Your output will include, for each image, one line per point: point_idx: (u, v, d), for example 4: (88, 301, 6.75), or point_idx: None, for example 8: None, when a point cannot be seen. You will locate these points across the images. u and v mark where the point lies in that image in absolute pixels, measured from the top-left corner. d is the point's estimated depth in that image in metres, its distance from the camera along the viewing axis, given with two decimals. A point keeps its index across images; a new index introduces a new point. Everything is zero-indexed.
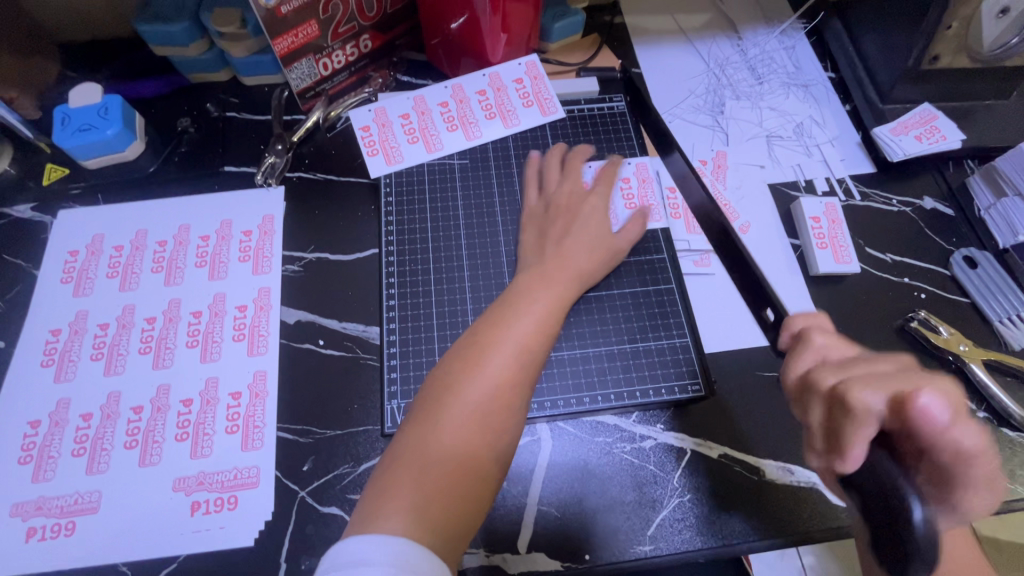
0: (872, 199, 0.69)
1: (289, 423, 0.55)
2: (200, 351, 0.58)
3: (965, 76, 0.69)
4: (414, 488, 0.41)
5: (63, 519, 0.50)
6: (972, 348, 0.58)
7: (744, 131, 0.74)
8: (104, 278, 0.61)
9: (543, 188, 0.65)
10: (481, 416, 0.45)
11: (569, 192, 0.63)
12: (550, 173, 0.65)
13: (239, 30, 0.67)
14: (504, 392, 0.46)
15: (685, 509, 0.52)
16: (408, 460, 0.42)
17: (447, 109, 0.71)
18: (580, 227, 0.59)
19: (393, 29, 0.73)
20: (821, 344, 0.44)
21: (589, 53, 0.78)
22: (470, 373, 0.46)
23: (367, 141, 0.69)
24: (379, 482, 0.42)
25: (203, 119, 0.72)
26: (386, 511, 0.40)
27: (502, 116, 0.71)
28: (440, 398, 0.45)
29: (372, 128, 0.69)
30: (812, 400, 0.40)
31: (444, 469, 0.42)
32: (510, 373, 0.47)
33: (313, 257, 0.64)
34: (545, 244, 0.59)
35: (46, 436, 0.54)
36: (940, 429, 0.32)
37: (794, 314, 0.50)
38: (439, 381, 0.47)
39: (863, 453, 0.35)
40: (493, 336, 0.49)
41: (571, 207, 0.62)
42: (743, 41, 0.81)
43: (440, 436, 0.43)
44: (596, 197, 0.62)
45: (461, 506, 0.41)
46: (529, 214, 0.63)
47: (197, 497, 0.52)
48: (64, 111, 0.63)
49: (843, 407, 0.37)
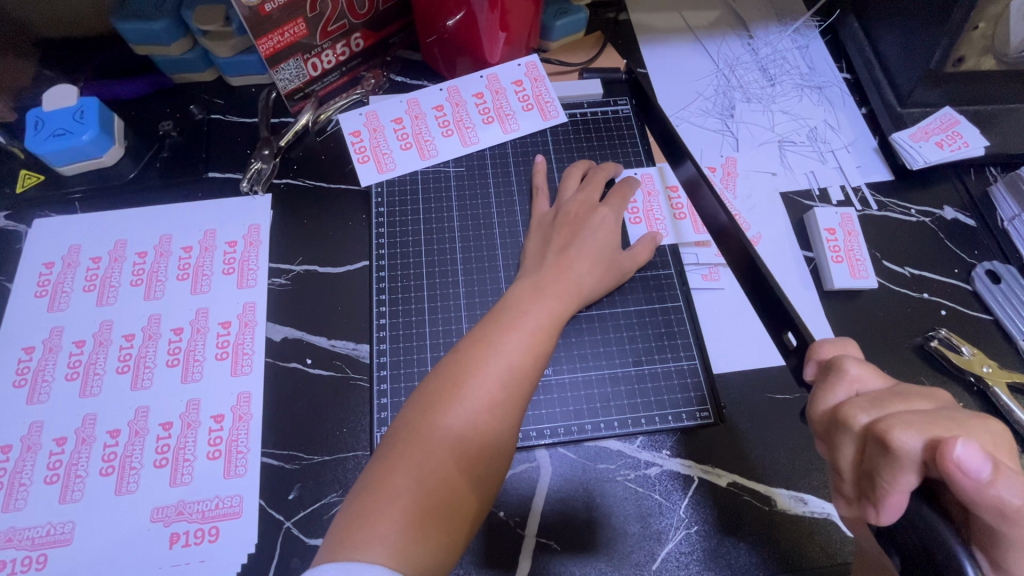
0: (889, 208, 0.66)
1: (275, 448, 0.52)
2: (181, 371, 0.55)
3: (990, 79, 0.65)
4: (389, 517, 0.38)
5: (33, 552, 0.47)
6: (996, 369, 0.55)
7: (754, 136, 0.70)
8: (81, 292, 0.58)
9: (559, 195, 0.62)
10: (464, 440, 0.42)
11: (581, 201, 0.60)
12: (572, 183, 0.62)
13: (224, 28, 0.64)
14: (493, 410, 0.43)
15: (691, 541, 0.49)
16: (384, 486, 0.39)
17: (443, 113, 0.67)
18: (587, 238, 0.56)
19: (386, 27, 0.69)
20: (856, 371, 0.37)
21: (593, 52, 0.75)
22: (455, 394, 0.43)
23: (358, 148, 0.65)
24: (352, 509, 0.39)
25: (186, 122, 0.69)
26: (357, 543, 0.37)
27: (501, 120, 0.68)
28: (420, 419, 0.42)
29: (363, 133, 0.66)
30: (840, 435, 0.35)
31: (423, 494, 0.39)
32: (498, 394, 0.44)
33: (301, 269, 0.61)
34: (547, 253, 0.56)
35: (17, 462, 0.51)
36: (980, 484, 0.28)
37: (821, 341, 0.41)
38: (421, 400, 0.43)
39: (901, 502, 0.31)
40: (483, 350, 0.45)
41: (580, 217, 0.58)
42: (754, 40, 0.78)
43: (420, 462, 0.40)
44: (608, 210, 0.59)
45: (439, 538, 0.39)
46: (539, 223, 0.60)
47: (177, 528, 0.49)
48: (37, 114, 0.60)
49: (875, 446, 0.32)
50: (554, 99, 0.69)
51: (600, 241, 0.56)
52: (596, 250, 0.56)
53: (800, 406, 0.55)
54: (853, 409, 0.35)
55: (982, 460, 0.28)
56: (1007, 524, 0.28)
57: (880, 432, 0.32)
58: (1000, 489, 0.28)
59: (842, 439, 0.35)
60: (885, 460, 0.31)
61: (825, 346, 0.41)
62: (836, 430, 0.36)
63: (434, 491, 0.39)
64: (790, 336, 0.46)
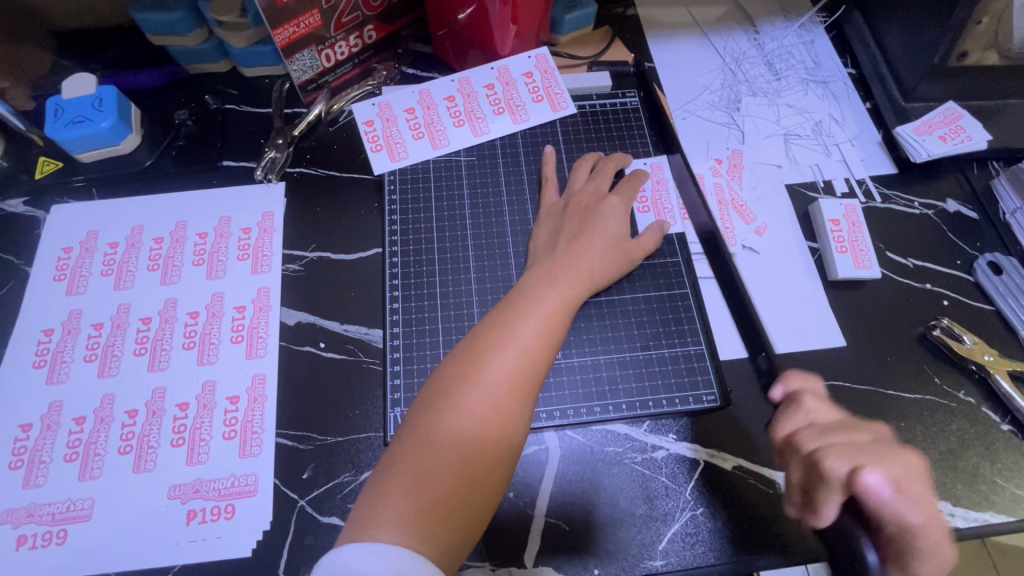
0: (892, 201, 0.67)
1: (289, 429, 0.53)
2: (197, 353, 0.56)
3: (992, 75, 0.66)
4: (410, 496, 0.39)
5: (54, 527, 0.49)
6: (997, 358, 0.56)
7: (760, 129, 0.71)
8: (99, 276, 0.60)
9: (569, 186, 0.63)
10: (483, 423, 0.42)
11: (591, 192, 0.61)
12: (582, 173, 0.63)
13: (240, 19, 0.65)
14: (510, 393, 0.44)
15: (697, 522, 0.50)
16: (405, 466, 0.40)
17: (454, 104, 0.68)
18: (597, 227, 0.57)
19: (398, 20, 0.70)
20: (813, 404, 0.44)
21: (601, 46, 0.76)
22: (473, 377, 0.44)
23: (371, 137, 0.66)
24: (374, 488, 0.40)
25: (201, 111, 0.70)
26: (381, 520, 0.38)
27: (511, 112, 0.69)
28: (440, 402, 0.43)
29: (376, 123, 0.67)
30: (789, 456, 0.42)
31: (442, 477, 0.40)
32: (516, 377, 0.44)
33: (314, 256, 0.62)
34: (557, 242, 0.57)
35: (38, 440, 0.52)
36: (882, 501, 0.36)
37: (790, 372, 0.48)
38: (439, 384, 0.44)
39: (833, 513, 0.37)
40: (499, 335, 0.46)
41: (590, 207, 0.59)
42: (761, 35, 0.79)
43: (439, 444, 0.41)
44: (617, 199, 0.60)
45: (459, 517, 0.40)
46: (548, 213, 0.61)
47: (194, 505, 0.50)
48: (56, 102, 0.61)
49: (814, 469, 0.39)
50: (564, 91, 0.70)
51: (611, 229, 0.57)
52: (607, 238, 0.57)
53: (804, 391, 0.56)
54: (803, 437, 0.41)
55: (885, 484, 0.36)
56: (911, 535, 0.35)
57: (815, 460, 0.39)
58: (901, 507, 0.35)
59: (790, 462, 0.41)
60: (818, 481, 0.38)
61: (795, 376, 0.48)
62: (787, 454, 0.42)
63: (454, 472, 0.40)
64: (762, 363, 0.52)
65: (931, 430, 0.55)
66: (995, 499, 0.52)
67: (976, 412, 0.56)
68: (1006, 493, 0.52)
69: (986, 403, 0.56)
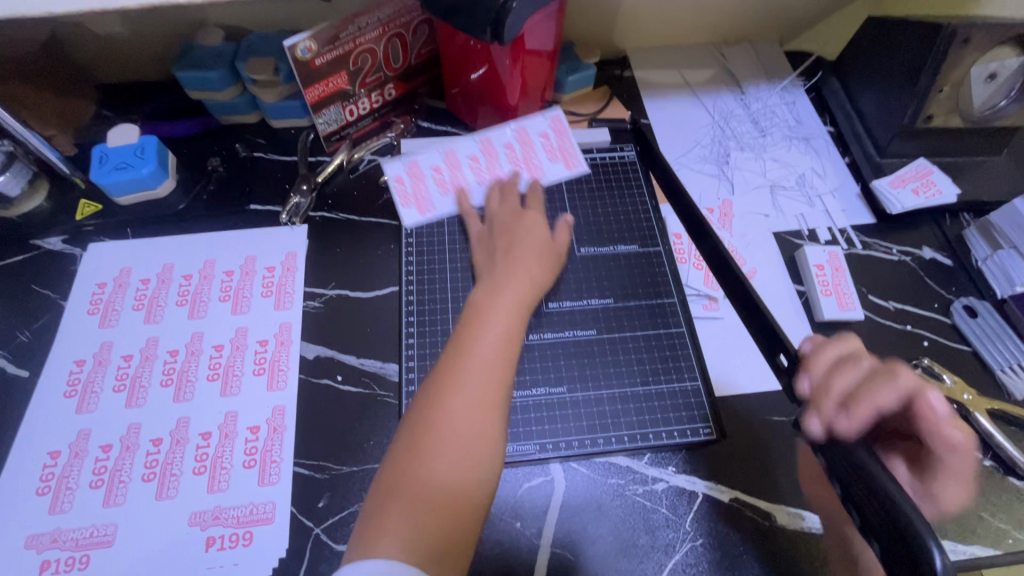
0: (873, 248, 0.72)
1: (307, 459, 0.56)
2: (221, 385, 0.59)
3: (957, 135, 0.73)
4: (398, 518, 0.42)
5: (77, 553, 0.50)
6: (976, 397, 0.59)
7: (749, 180, 0.77)
8: (130, 310, 0.63)
9: (487, 210, 0.69)
10: (457, 439, 0.45)
11: (506, 211, 0.67)
12: (494, 198, 0.69)
13: (273, 77, 0.71)
14: (478, 407, 0.47)
15: (697, 553, 0.52)
16: (392, 485, 0.44)
17: (476, 161, 0.74)
18: (523, 239, 0.63)
19: (416, 79, 0.77)
20: (850, 338, 0.47)
21: (600, 104, 0.83)
22: (440, 399, 0.47)
23: (403, 193, 0.71)
24: (371, 516, 0.43)
25: (232, 159, 0.75)
26: (374, 542, 0.41)
27: (529, 170, 0.74)
28: (413, 427, 0.46)
29: (405, 180, 0.72)
30: (836, 368, 0.43)
31: (425, 496, 0.43)
32: (481, 388, 0.48)
33: (334, 293, 0.66)
34: (494, 258, 0.62)
35: (66, 467, 0.54)
36: (944, 416, 0.41)
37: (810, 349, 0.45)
38: (415, 411, 0.48)
39: (886, 396, 0.40)
40: (460, 353, 0.50)
41: (512, 223, 0.65)
42: (746, 96, 0.86)
43: (419, 466, 0.44)
44: (532, 212, 0.67)
45: (447, 529, 0.42)
46: (478, 238, 0.66)
47: (213, 532, 0.52)
48: (102, 149, 0.67)
49: (882, 374, 0.41)
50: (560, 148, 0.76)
51: (534, 241, 0.63)
52: (534, 246, 0.63)
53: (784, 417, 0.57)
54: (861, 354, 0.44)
55: (945, 405, 0.41)
56: (944, 450, 0.42)
57: (890, 366, 0.42)
58: (948, 426, 0.41)
59: (837, 368, 0.43)
60: (885, 378, 0.40)
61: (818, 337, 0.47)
62: (833, 367, 0.43)
63: (436, 492, 0.43)
64: (784, 356, 0.47)
65: None
66: (980, 532, 0.54)
67: None
68: (990, 526, 0.55)
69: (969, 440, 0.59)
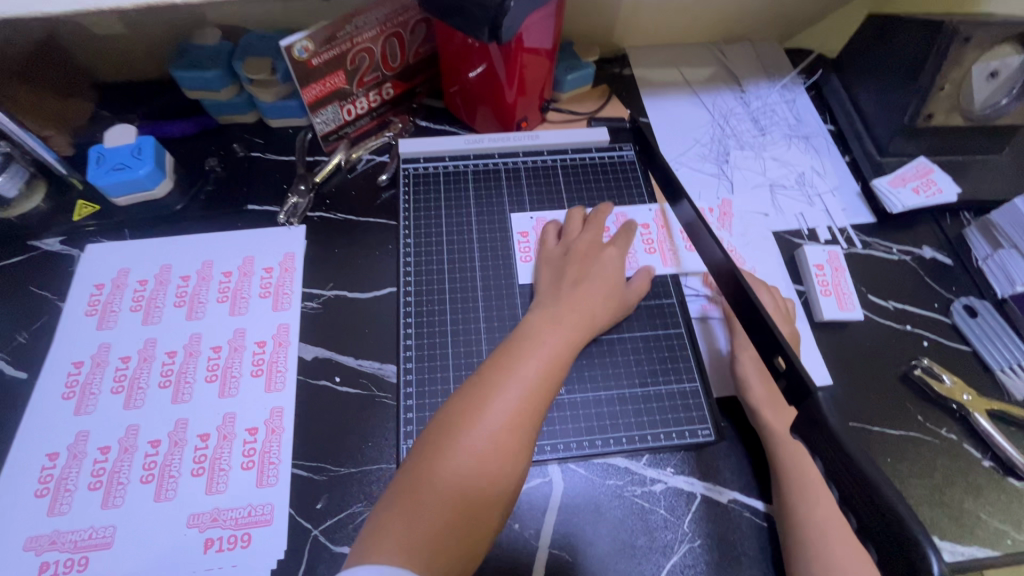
0: (873, 247, 0.72)
1: (305, 460, 0.56)
2: (219, 386, 0.59)
3: (958, 134, 0.72)
4: (409, 525, 0.41)
5: (76, 554, 0.50)
6: (976, 398, 0.60)
7: (748, 179, 0.77)
8: (128, 312, 0.63)
9: (566, 235, 0.66)
10: (483, 458, 0.44)
11: (588, 241, 0.64)
12: (577, 224, 0.67)
13: (270, 77, 0.71)
14: (510, 430, 0.46)
15: (695, 554, 0.52)
16: (408, 490, 0.43)
17: (649, 233, 0.70)
18: (596, 275, 0.60)
19: (414, 78, 0.77)
20: None
21: (599, 103, 0.83)
22: (478, 416, 0.46)
23: (523, 248, 0.68)
24: (380, 517, 0.42)
25: (229, 159, 0.75)
26: (381, 545, 0.40)
27: (664, 254, 0.69)
28: (443, 439, 0.45)
29: (530, 234, 0.70)
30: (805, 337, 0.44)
31: (440, 507, 0.42)
32: (516, 411, 0.46)
33: (331, 294, 0.66)
34: (560, 287, 0.59)
35: (64, 468, 0.54)
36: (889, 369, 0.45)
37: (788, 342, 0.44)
38: (443, 423, 0.46)
39: None
40: (500, 374, 0.48)
41: (589, 255, 0.62)
42: (746, 94, 0.86)
43: (441, 480, 0.43)
44: (614, 248, 0.64)
45: (458, 548, 0.42)
46: (549, 259, 0.64)
47: (211, 533, 0.52)
48: (99, 150, 0.66)
49: None
50: (554, 145, 0.76)
51: (610, 274, 0.61)
52: (607, 282, 0.60)
53: (748, 391, 0.58)
54: None
55: None
56: None
57: None
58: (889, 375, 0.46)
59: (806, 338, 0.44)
60: None
61: None
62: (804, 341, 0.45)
63: (453, 507, 0.42)
64: (780, 360, 0.44)
65: (916, 465, 0.57)
66: (979, 532, 0.54)
67: (958, 448, 0.58)
68: (989, 527, 0.54)
69: (968, 440, 0.59)
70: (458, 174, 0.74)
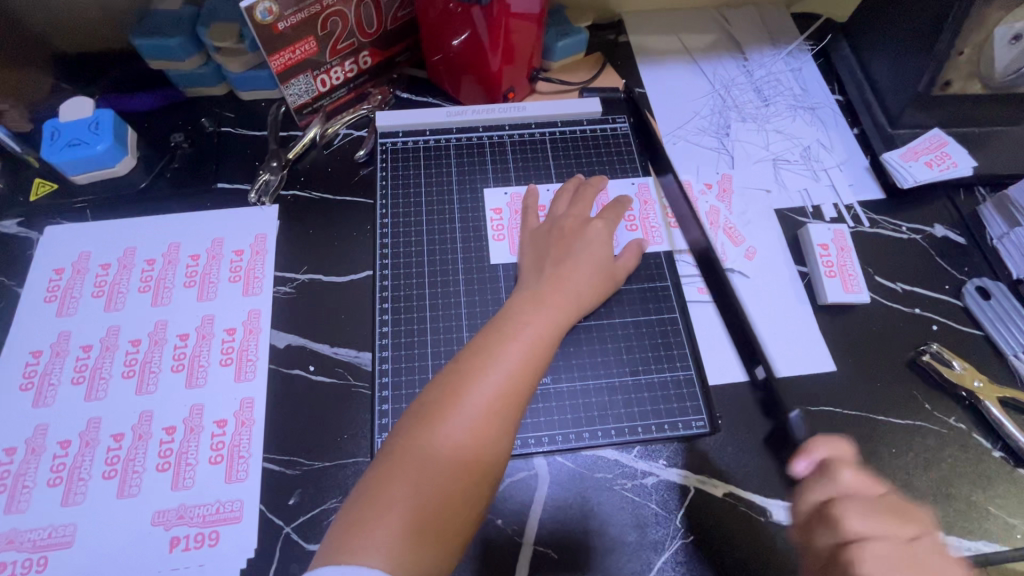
0: (880, 225, 0.67)
1: (277, 454, 0.53)
2: (186, 376, 0.56)
3: (976, 103, 0.68)
4: (385, 523, 0.38)
5: (35, 554, 0.48)
6: (988, 384, 0.56)
7: (749, 153, 0.72)
8: (89, 298, 0.60)
9: (552, 211, 0.62)
10: (463, 447, 0.41)
11: (575, 217, 0.60)
12: (563, 201, 0.62)
13: (237, 45, 0.66)
14: (491, 419, 0.42)
15: (687, 551, 0.50)
16: (384, 484, 0.39)
17: (631, 211, 0.66)
18: (581, 252, 0.56)
19: (394, 46, 0.72)
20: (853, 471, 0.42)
21: (593, 72, 0.77)
22: (453, 402, 0.42)
23: (496, 225, 0.65)
24: (351, 514, 0.39)
25: (197, 134, 0.71)
26: (355, 545, 0.37)
27: (645, 233, 0.65)
28: (418, 427, 0.42)
29: (504, 212, 0.66)
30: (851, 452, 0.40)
31: (418, 502, 0.39)
32: (496, 398, 0.43)
33: (306, 278, 0.62)
34: (542, 266, 0.55)
35: (21, 464, 0.51)
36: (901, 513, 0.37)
37: None
38: (418, 411, 0.43)
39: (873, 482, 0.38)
40: (479, 360, 0.45)
41: (575, 231, 0.58)
42: (749, 62, 0.80)
43: (416, 470, 0.40)
44: (601, 223, 0.59)
45: (437, 544, 0.39)
46: (532, 237, 0.60)
47: (177, 531, 0.49)
48: (54, 125, 0.62)
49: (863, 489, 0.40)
50: (542, 118, 0.72)
51: (597, 253, 0.57)
52: (594, 261, 0.56)
53: None
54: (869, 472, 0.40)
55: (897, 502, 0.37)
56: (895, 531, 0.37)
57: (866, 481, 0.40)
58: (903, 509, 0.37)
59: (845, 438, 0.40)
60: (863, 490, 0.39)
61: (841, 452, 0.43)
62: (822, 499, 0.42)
63: (433, 500, 0.39)
64: None
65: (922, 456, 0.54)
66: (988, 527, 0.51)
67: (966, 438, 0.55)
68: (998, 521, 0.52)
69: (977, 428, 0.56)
70: (440, 150, 0.69)
